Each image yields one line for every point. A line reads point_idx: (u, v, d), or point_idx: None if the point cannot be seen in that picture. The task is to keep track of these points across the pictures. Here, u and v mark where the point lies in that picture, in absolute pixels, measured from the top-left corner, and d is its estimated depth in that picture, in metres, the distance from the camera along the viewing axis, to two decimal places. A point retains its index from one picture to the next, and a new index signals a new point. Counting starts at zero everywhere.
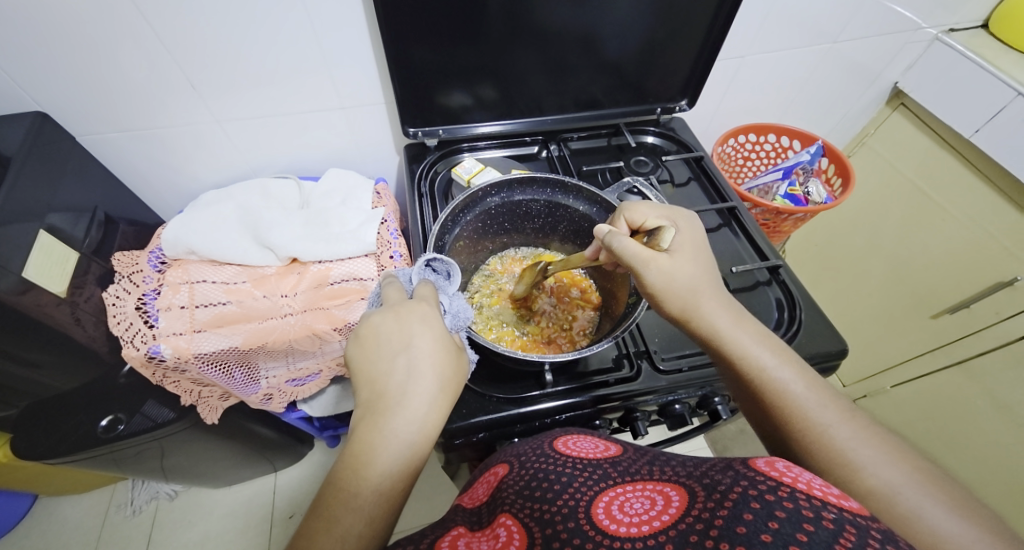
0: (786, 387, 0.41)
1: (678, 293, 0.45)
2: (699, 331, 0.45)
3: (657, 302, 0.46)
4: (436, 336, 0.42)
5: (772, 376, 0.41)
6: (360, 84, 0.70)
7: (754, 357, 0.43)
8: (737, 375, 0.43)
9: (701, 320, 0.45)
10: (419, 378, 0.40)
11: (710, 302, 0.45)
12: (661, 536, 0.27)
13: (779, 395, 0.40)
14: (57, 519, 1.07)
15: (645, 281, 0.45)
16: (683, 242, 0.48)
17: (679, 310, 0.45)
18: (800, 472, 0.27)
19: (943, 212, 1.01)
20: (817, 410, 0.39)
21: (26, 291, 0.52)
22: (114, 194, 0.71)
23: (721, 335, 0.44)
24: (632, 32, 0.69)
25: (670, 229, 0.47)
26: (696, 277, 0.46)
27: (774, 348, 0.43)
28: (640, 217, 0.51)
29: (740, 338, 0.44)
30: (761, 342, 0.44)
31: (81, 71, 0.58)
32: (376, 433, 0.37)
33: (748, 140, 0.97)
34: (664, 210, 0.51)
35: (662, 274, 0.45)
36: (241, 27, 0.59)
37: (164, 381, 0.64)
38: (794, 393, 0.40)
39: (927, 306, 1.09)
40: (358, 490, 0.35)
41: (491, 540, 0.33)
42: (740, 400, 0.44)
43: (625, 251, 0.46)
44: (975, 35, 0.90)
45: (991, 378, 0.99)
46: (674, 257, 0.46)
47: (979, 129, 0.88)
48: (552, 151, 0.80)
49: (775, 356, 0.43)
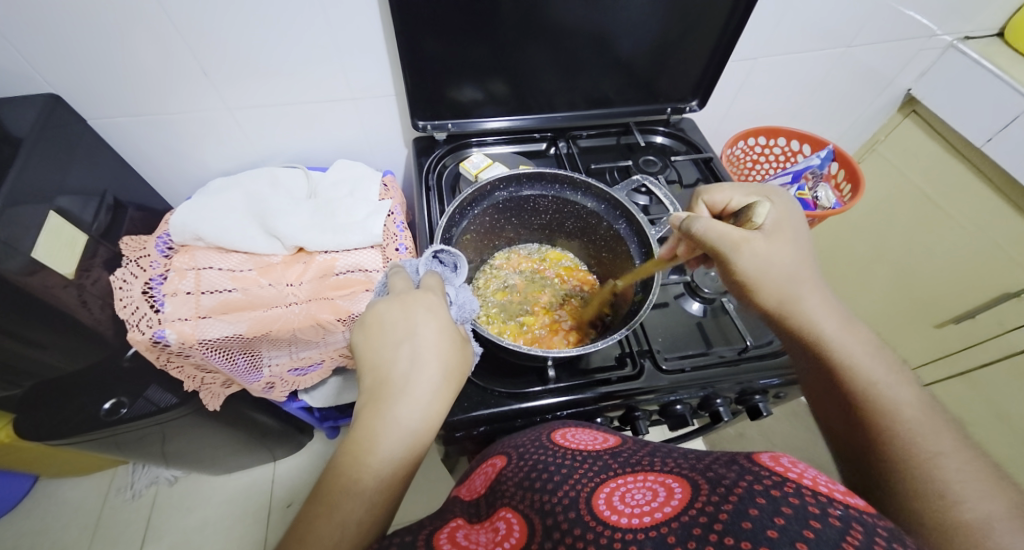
0: (898, 407, 0.37)
1: (775, 281, 0.44)
2: (799, 331, 0.43)
3: (750, 292, 0.45)
4: (440, 323, 0.42)
5: (884, 393, 0.38)
6: (372, 78, 0.70)
7: (864, 368, 0.39)
8: (839, 387, 0.40)
9: (800, 317, 0.43)
10: (427, 367, 0.40)
11: (813, 296, 0.44)
12: (662, 528, 0.27)
13: (890, 417, 0.36)
14: (58, 501, 1.08)
15: (737, 264, 0.44)
16: (782, 221, 0.47)
17: (777, 300, 0.44)
18: (806, 468, 0.28)
19: (950, 220, 1.01)
20: (932, 436, 0.35)
21: (34, 271, 0.52)
22: (123, 178, 0.71)
23: (828, 339, 0.41)
24: (645, 30, 0.68)
25: (763, 204, 0.47)
26: (797, 264, 0.44)
27: (886, 360, 0.40)
28: (722, 198, 0.52)
29: (849, 344, 0.41)
30: (876, 354, 0.40)
31: (103, 57, 0.58)
32: (380, 423, 0.37)
33: (758, 143, 0.96)
34: (755, 189, 0.51)
35: (757, 258, 0.44)
36: (256, 24, 0.60)
37: (167, 365, 0.65)
38: (908, 413, 0.36)
39: (931, 315, 1.10)
40: (359, 479, 0.35)
41: (490, 533, 0.33)
42: (835, 419, 0.40)
43: (710, 233, 0.45)
44: (990, 44, 0.89)
45: (991, 389, 1.05)
46: (772, 240, 0.45)
47: (991, 138, 0.88)
48: (561, 148, 0.79)
49: (889, 373, 0.39)
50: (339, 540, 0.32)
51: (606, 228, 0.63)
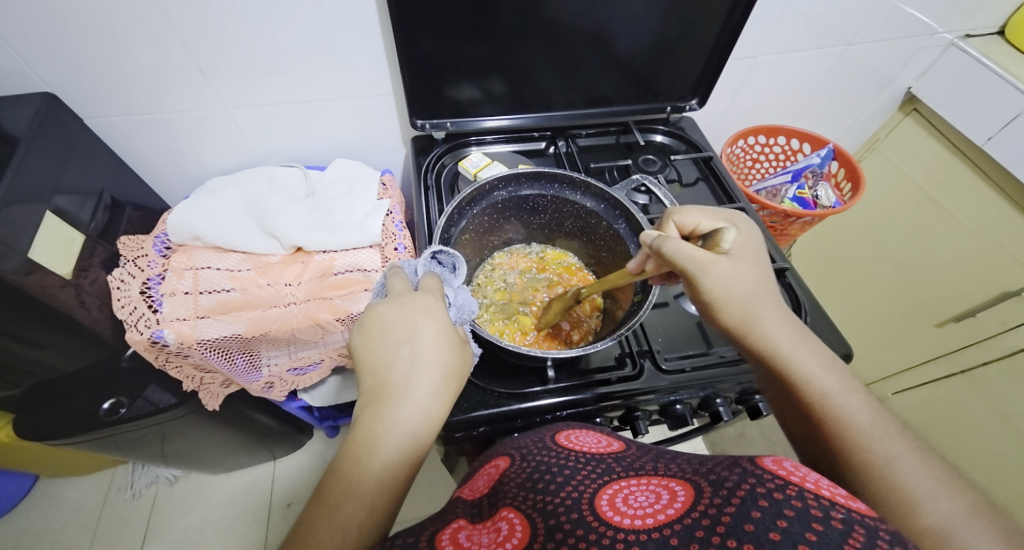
0: (851, 415, 0.38)
1: (738, 302, 0.43)
2: (757, 349, 0.43)
3: (713, 312, 0.44)
4: (439, 326, 0.42)
5: (836, 403, 0.38)
6: (370, 77, 0.70)
7: (818, 381, 0.40)
8: (797, 400, 0.40)
9: (760, 336, 0.43)
10: (426, 370, 0.40)
11: (770, 315, 0.43)
12: (665, 530, 0.27)
13: (847, 426, 0.37)
14: (58, 500, 1.08)
15: (703, 286, 0.44)
16: (745, 245, 0.47)
17: (738, 320, 0.43)
18: (808, 472, 0.27)
19: (951, 219, 1.01)
20: (880, 441, 0.36)
21: (31, 271, 0.52)
22: (121, 177, 0.71)
23: (783, 355, 0.41)
24: (644, 29, 0.68)
25: (730, 230, 0.47)
26: (758, 285, 0.44)
27: (837, 372, 0.40)
28: (691, 222, 0.50)
29: (803, 359, 0.41)
30: (828, 366, 0.41)
31: (97, 55, 0.58)
32: (379, 425, 0.37)
33: (758, 142, 0.96)
34: (721, 215, 0.50)
35: (722, 279, 0.44)
36: (254, 23, 0.60)
37: (166, 365, 0.65)
38: (860, 421, 0.37)
39: (932, 314, 1.09)
40: (360, 481, 0.35)
41: (492, 533, 0.33)
42: (796, 431, 0.41)
43: (678, 255, 0.44)
44: (991, 42, 0.89)
45: (994, 388, 1.01)
46: (736, 262, 0.45)
47: (992, 136, 0.87)
48: (560, 147, 0.79)
49: (839, 382, 0.40)
50: (342, 541, 0.32)
51: (605, 228, 0.63)
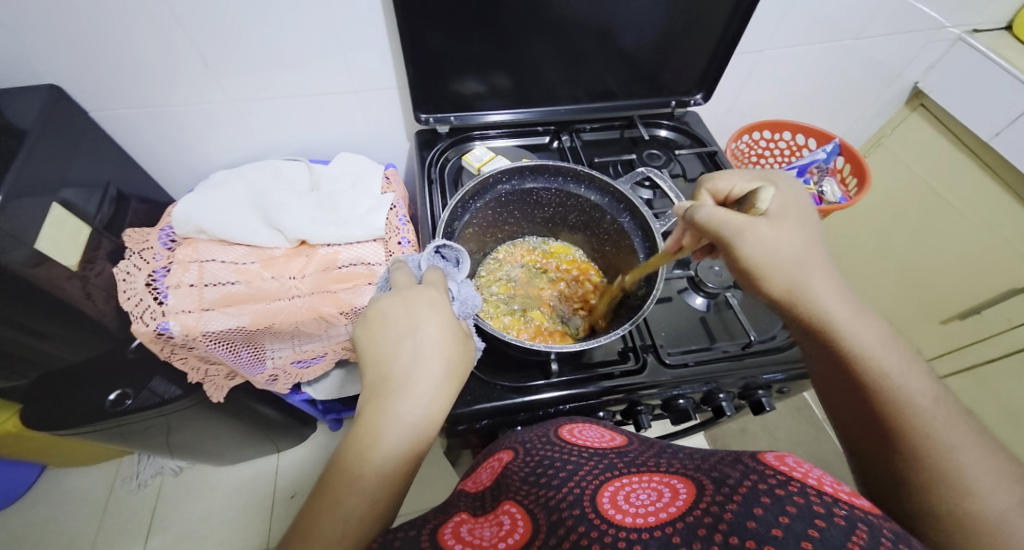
0: (912, 398, 0.36)
1: (783, 267, 0.43)
2: (811, 319, 0.41)
3: (756, 280, 0.44)
4: (440, 319, 0.42)
5: (898, 384, 0.37)
6: (373, 70, 0.70)
7: (876, 358, 0.38)
8: (852, 379, 0.39)
9: (811, 304, 0.41)
10: (429, 364, 0.40)
11: (822, 281, 0.42)
12: (667, 528, 0.27)
13: (907, 410, 0.36)
14: (65, 490, 1.09)
15: (740, 249, 0.44)
16: (787, 207, 0.46)
17: (785, 288, 0.42)
18: (810, 468, 0.28)
19: (958, 215, 1.00)
20: (943, 427, 0.35)
21: (38, 263, 0.53)
22: (126, 171, 0.71)
23: (838, 327, 0.40)
24: (649, 23, 0.68)
25: (767, 189, 0.46)
26: (803, 250, 0.43)
27: (898, 350, 0.39)
28: (726, 186, 0.50)
29: (862, 333, 0.40)
30: (889, 344, 0.39)
31: (103, 46, 0.58)
32: (383, 422, 0.37)
33: (762, 137, 0.95)
34: (757, 174, 0.50)
35: (761, 242, 0.43)
36: (259, 19, 0.60)
37: (172, 357, 0.65)
38: (921, 404, 0.36)
39: (937, 311, 1.10)
40: (360, 479, 0.35)
41: (494, 527, 0.33)
42: (846, 411, 0.40)
43: (711, 221, 0.46)
44: (1000, 36, 0.88)
45: (1002, 386, 1.03)
46: (775, 225, 0.44)
47: (999, 132, 0.87)
48: (564, 141, 0.79)
49: (901, 361, 0.38)
50: (339, 538, 0.33)
51: (610, 222, 0.63)
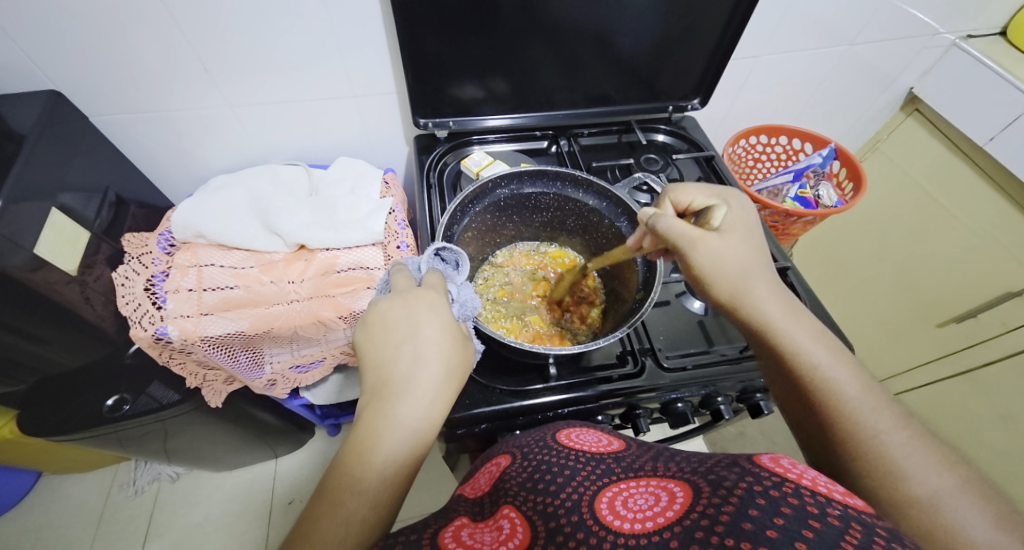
0: (839, 388, 0.38)
1: (728, 277, 0.44)
2: (750, 320, 0.44)
3: (704, 286, 0.45)
4: (442, 321, 0.42)
5: (826, 376, 0.39)
6: (373, 75, 0.70)
7: (807, 354, 0.41)
8: (789, 374, 0.41)
9: (752, 309, 0.43)
10: (429, 364, 0.40)
11: (763, 288, 0.44)
12: (664, 532, 0.27)
13: (831, 398, 0.38)
14: (61, 497, 1.08)
15: (693, 260, 0.45)
16: (736, 221, 0.47)
17: (728, 295, 0.44)
18: (806, 469, 0.28)
19: (954, 220, 1.01)
20: (869, 414, 0.37)
21: (37, 268, 0.53)
22: (126, 176, 0.72)
23: (775, 328, 0.42)
24: (647, 29, 0.68)
25: (720, 207, 0.48)
26: (748, 261, 0.45)
27: (829, 345, 0.41)
28: (687, 199, 0.51)
29: (795, 332, 0.42)
30: (817, 338, 0.42)
31: (103, 51, 0.58)
32: (386, 423, 0.37)
33: (759, 142, 0.96)
34: (715, 192, 0.50)
35: (711, 253, 0.44)
36: (260, 25, 0.60)
37: (170, 362, 0.65)
38: (848, 394, 0.38)
39: (934, 314, 1.09)
40: (364, 479, 0.35)
41: (494, 532, 0.33)
42: (788, 407, 0.42)
43: (671, 231, 0.46)
44: (993, 42, 0.89)
45: (998, 389, 1.01)
46: (725, 237, 0.46)
47: (993, 137, 0.88)
48: (562, 146, 0.79)
49: (830, 355, 0.40)
50: (344, 538, 0.33)
51: (608, 226, 0.63)
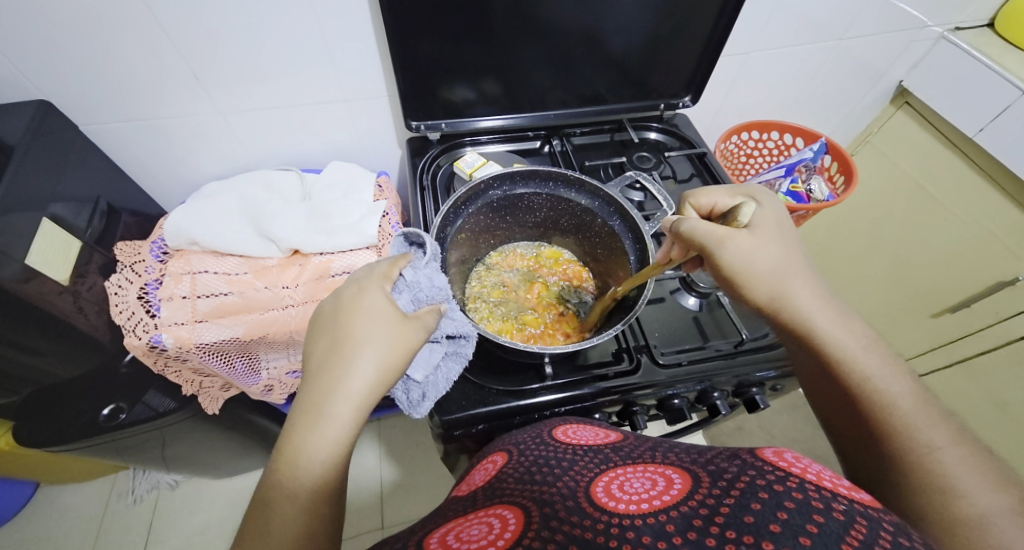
0: (894, 399, 0.38)
1: (763, 277, 0.45)
2: (793, 323, 0.44)
3: (739, 290, 0.46)
4: (368, 311, 0.40)
5: (879, 386, 0.39)
6: (364, 78, 0.70)
7: (858, 363, 0.41)
8: (838, 381, 0.41)
9: (793, 311, 0.44)
10: (366, 357, 0.39)
11: (802, 291, 0.45)
12: (661, 516, 0.27)
13: (887, 412, 0.38)
14: (59, 508, 1.07)
15: (721, 260, 0.45)
16: (768, 219, 0.47)
17: (766, 296, 0.45)
18: (809, 463, 0.28)
19: (945, 211, 1.01)
20: (925, 429, 0.37)
21: (29, 279, 0.52)
22: (117, 184, 0.71)
23: (819, 332, 0.43)
24: (637, 27, 0.68)
25: (749, 204, 0.46)
26: (783, 262, 0.45)
27: (880, 353, 0.41)
28: (709, 201, 0.52)
29: (842, 339, 0.42)
30: (869, 346, 0.42)
31: (92, 61, 0.58)
32: (317, 422, 0.37)
33: (751, 137, 0.96)
34: (738, 189, 0.52)
35: (742, 254, 0.45)
36: (248, 32, 0.60)
37: (165, 371, 0.65)
38: (903, 406, 0.38)
39: (927, 306, 1.11)
40: (295, 480, 0.35)
41: (482, 526, 0.32)
42: (834, 414, 0.42)
43: (695, 233, 0.46)
44: (981, 35, 0.89)
45: (992, 378, 1.04)
46: (756, 237, 0.45)
47: (983, 128, 0.88)
48: (555, 145, 0.80)
49: (883, 365, 0.41)
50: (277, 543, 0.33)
51: (601, 224, 0.63)
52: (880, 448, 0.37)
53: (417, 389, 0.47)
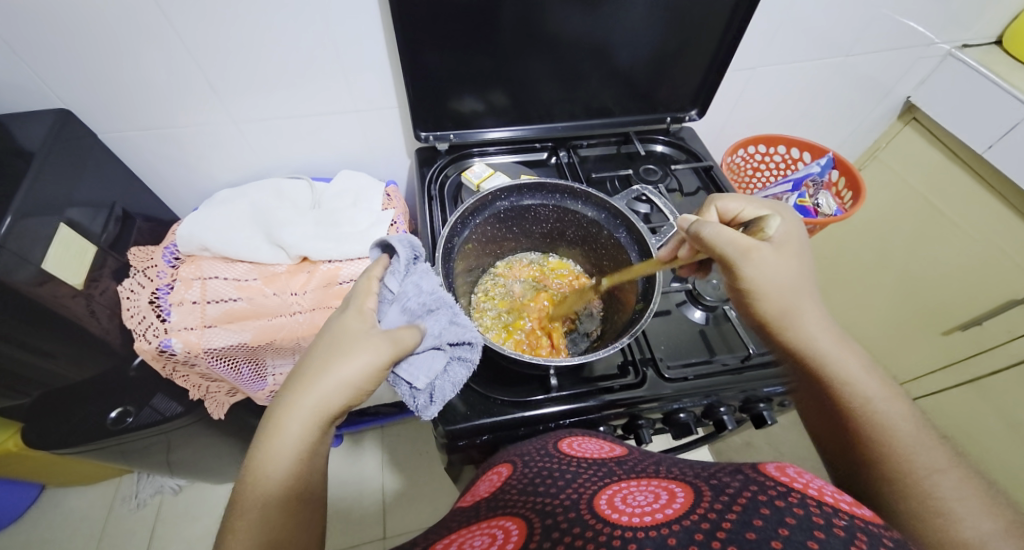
0: (893, 423, 0.38)
1: (778, 292, 0.44)
2: (796, 342, 0.43)
3: (750, 300, 0.46)
4: (336, 331, 0.43)
5: (880, 409, 0.39)
6: (374, 88, 0.71)
7: (859, 384, 0.41)
8: (836, 401, 0.41)
9: (798, 330, 0.44)
10: (326, 371, 0.40)
11: (812, 311, 0.44)
12: (663, 529, 0.27)
13: (885, 433, 0.38)
14: (63, 511, 1.08)
15: (743, 271, 0.45)
16: (791, 235, 0.47)
17: (777, 311, 0.44)
18: (811, 479, 0.28)
19: (953, 227, 1.01)
20: (924, 452, 0.36)
21: (44, 282, 0.54)
22: (132, 191, 0.73)
23: (823, 353, 0.42)
24: (644, 42, 0.69)
25: (775, 217, 0.47)
26: (799, 279, 0.45)
27: (880, 378, 0.41)
28: (733, 209, 0.53)
29: (845, 360, 0.42)
30: (871, 371, 0.42)
31: (111, 70, 0.60)
32: (272, 440, 0.38)
33: (757, 151, 0.97)
34: (765, 204, 0.52)
35: (763, 269, 0.44)
36: (260, 43, 0.62)
37: (173, 375, 0.66)
38: (903, 430, 0.38)
39: (938, 323, 1.09)
40: (256, 488, 0.37)
41: (486, 537, 0.32)
42: (829, 436, 0.42)
43: (719, 239, 0.46)
44: (988, 51, 0.90)
45: (1003, 398, 1.02)
46: (777, 252, 0.45)
47: (991, 145, 0.88)
48: (562, 157, 0.80)
49: (882, 388, 0.41)
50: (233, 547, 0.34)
51: (607, 236, 0.63)
52: (888, 467, 0.37)
53: (423, 393, 0.46)
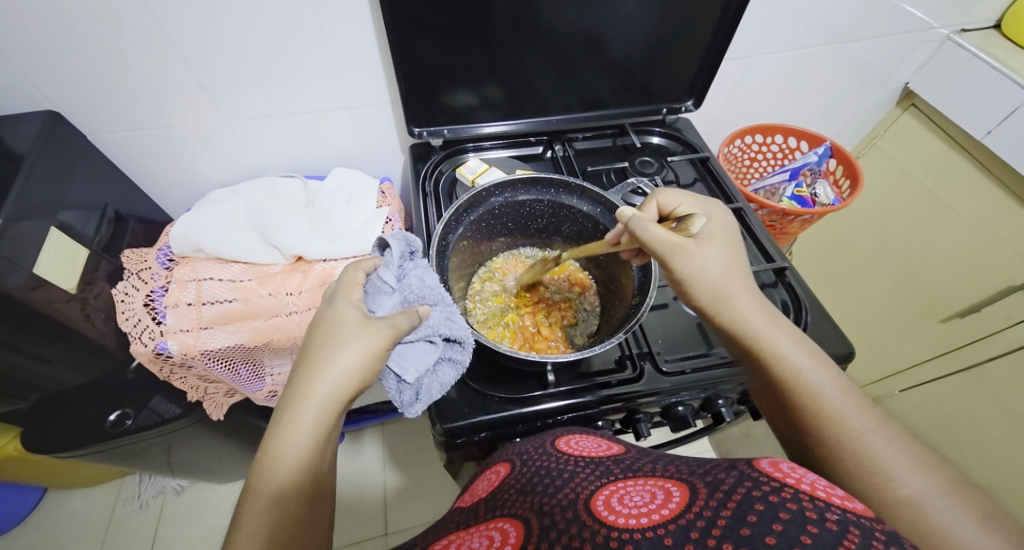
0: (821, 391, 0.40)
1: (708, 280, 0.45)
2: (729, 326, 0.45)
3: (684, 290, 0.46)
4: (331, 321, 0.43)
5: (807, 379, 0.41)
6: (366, 84, 0.70)
7: (787, 358, 0.42)
8: (769, 378, 0.43)
9: (731, 314, 0.45)
10: (339, 360, 0.41)
11: (742, 295, 0.45)
12: (659, 529, 0.27)
13: (814, 400, 0.40)
14: (67, 513, 1.08)
15: (673, 266, 0.46)
16: (716, 230, 0.49)
17: (709, 299, 0.46)
18: (804, 473, 0.28)
19: (952, 214, 1.00)
20: (852, 415, 0.38)
21: (37, 287, 0.53)
22: (123, 192, 0.72)
23: (756, 333, 0.44)
24: (639, 31, 0.68)
25: (698, 218, 0.49)
26: (727, 267, 0.46)
27: (806, 351, 0.43)
28: (671, 203, 0.52)
29: (775, 338, 0.43)
30: (799, 346, 0.43)
31: (96, 70, 0.59)
32: (289, 428, 0.38)
33: (755, 141, 0.96)
34: (700, 201, 0.52)
35: (691, 261, 0.46)
36: (247, 39, 0.61)
37: (170, 377, 0.66)
38: (829, 397, 0.40)
39: (937, 310, 1.07)
40: (274, 478, 0.37)
41: (485, 539, 0.32)
42: (774, 411, 0.43)
43: (649, 237, 0.47)
44: (987, 36, 0.89)
45: (1001, 385, 0.99)
46: (702, 244, 0.47)
47: (990, 131, 0.87)
48: (557, 150, 0.79)
49: (810, 360, 0.42)
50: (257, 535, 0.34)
51: (603, 230, 0.63)
52: None
53: (410, 389, 0.46)
